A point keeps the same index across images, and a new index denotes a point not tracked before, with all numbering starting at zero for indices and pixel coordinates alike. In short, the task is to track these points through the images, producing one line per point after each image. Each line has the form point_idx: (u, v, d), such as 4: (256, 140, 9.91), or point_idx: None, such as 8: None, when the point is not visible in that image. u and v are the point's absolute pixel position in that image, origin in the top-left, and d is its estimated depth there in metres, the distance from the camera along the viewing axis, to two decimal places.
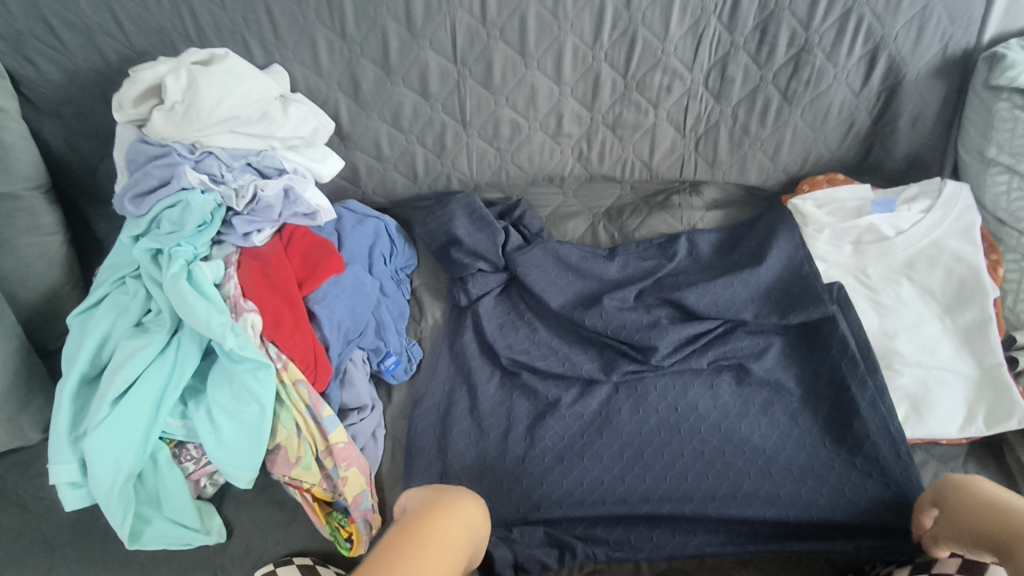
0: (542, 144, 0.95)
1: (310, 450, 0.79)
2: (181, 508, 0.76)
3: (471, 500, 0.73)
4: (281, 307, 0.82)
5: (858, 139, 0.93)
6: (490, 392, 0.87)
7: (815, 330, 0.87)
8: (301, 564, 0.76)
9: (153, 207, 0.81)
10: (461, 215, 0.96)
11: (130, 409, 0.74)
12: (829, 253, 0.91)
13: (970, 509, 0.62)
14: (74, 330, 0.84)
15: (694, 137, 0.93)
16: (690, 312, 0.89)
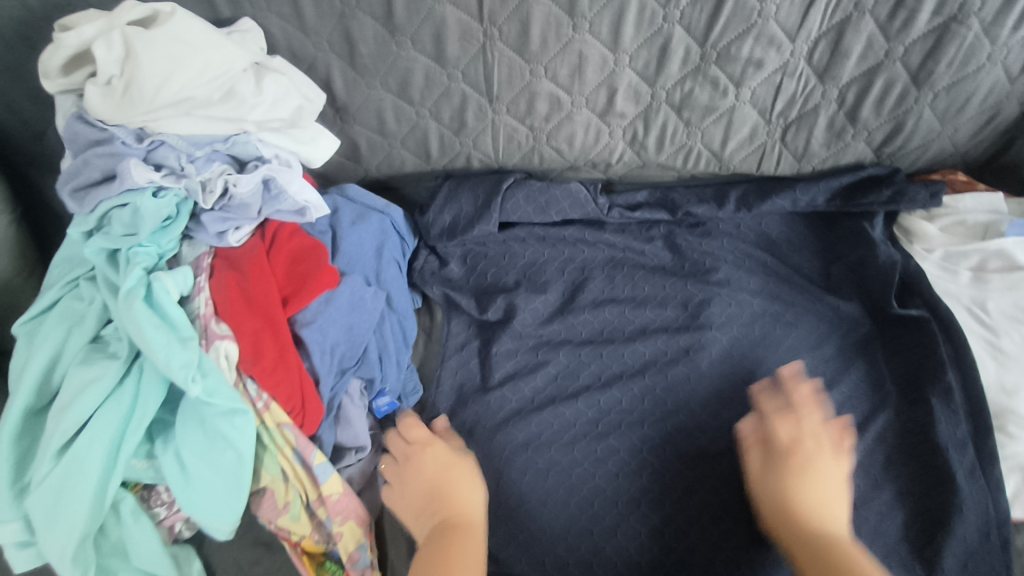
0: (587, 123, 0.76)
1: (299, 497, 0.69)
2: (153, 561, 0.66)
3: (466, 467, 0.63)
4: (261, 334, 0.67)
5: (995, 133, 0.72)
6: (518, 429, 0.72)
7: (915, 378, 0.71)
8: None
9: (100, 207, 0.65)
10: (472, 196, 0.81)
11: (79, 459, 0.62)
12: (939, 277, 0.74)
13: (782, 494, 0.58)
14: (20, 343, 0.72)
15: (782, 124, 0.73)
16: (734, 349, 0.75)
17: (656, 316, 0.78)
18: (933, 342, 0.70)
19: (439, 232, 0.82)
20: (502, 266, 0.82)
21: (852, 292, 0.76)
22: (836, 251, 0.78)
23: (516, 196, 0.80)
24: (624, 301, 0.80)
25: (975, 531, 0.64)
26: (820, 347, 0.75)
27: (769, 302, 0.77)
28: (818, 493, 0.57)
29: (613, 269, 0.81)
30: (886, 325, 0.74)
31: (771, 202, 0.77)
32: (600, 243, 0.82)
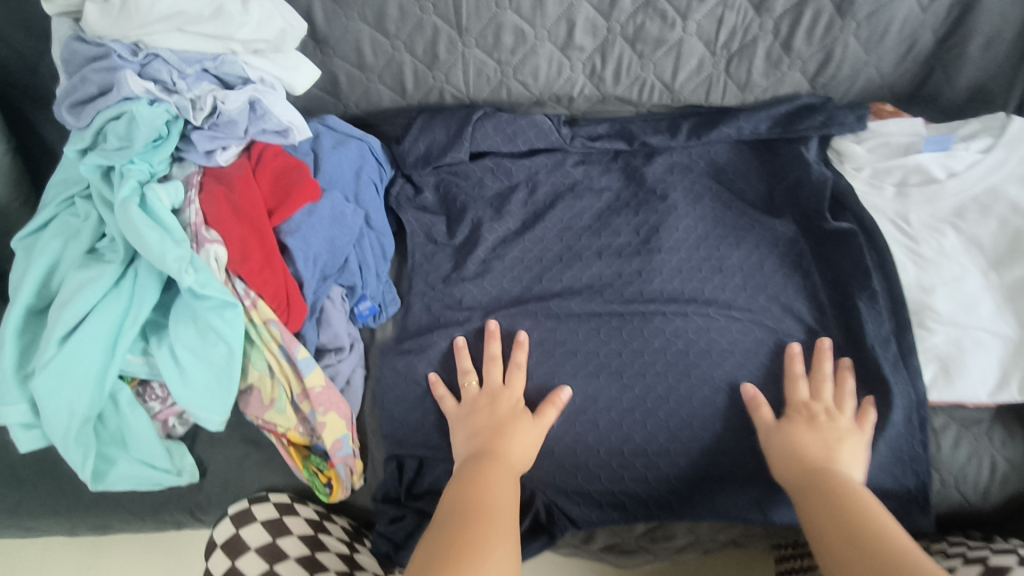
0: (550, 57, 0.83)
1: (284, 393, 0.75)
2: (149, 450, 0.73)
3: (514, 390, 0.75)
4: (249, 240, 0.73)
5: (916, 63, 0.80)
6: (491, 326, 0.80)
7: (846, 286, 0.78)
8: (249, 499, 0.78)
9: (95, 118, 0.70)
10: (444, 127, 0.87)
11: (79, 348, 0.68)
12: (867, 194, 0.81)
13: (790, 447, 0.68)
14: (19, 255, 0.77)
15: (726, 55, 0.81)
16: (683, 264, 0.82)
17: (614, 238, 0.85)
18: (858, 252, 0.78)
19: (414, 159, 0.88)
20: (472, 192, 0.88)
21: (791, 212, 0.83)
22: (776, 174, 0.84)
23: (485, 128, 0.87)
24: (583, 226, 0.86)
25: (899, 414, 0.73)
26: (758, 260, 0.81)
27: (713, 223, 0.84)
28: (832, 442, 0.67)
29: (574, 196, 0.88)
30: (818, 241, 0.81)
31: (718, 130, 0.85)
32: (560, 174, 0.89)
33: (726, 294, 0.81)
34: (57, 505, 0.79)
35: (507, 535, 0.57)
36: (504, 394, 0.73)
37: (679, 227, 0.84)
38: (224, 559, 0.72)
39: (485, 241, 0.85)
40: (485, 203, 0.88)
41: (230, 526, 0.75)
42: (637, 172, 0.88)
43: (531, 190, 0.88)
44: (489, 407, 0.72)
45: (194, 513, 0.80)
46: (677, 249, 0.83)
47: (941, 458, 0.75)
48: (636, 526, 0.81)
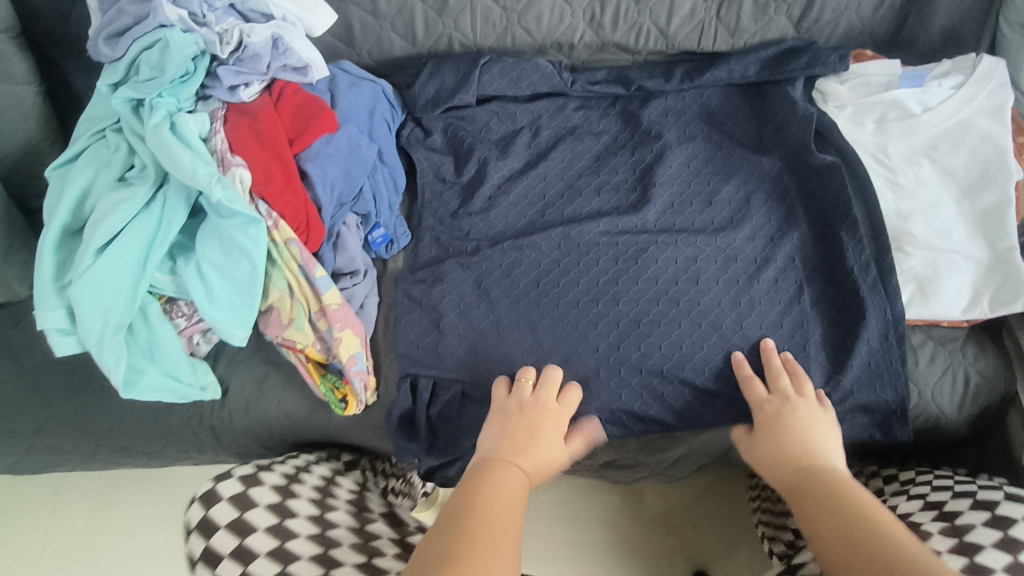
0: (552, 3, 0.89)
1: (303, 311, 0.78)
2: (177, 363, 0.77)
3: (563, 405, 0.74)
4: (272, 165, 0.78)
5: (892, 8, 0.87)
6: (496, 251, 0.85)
7: (828, 219, 0.83)
8: (248, 468, 0.78)
9: (131, 48, 0.75)
10: (452, 71, 0.92)
11: (115, 259, 0.72)
12: (849, 130, 0.86)
13: (774, 449, 0.69)
14: (54, 183, 0.81)
15: (716, 1, 0.87)
16: (677, 199, 0.87)
17: (612, 176, 0.90)
18: (839, 183, 0.83)
19: (424, 103, 0.93)
20: (478, 134, 0.93)
21: (778, 149, 0.88)
22: (764, 115, 0.89)
23: (491, 73, 0.92)
24: (582, 166, 0.91)
25: (874, 330, 0.78)
26: (746, 195, 0.86)
27: (699, 163, 0.89)
28: (802, 442, 0.68)
29: (575, 138, 0.92)
30: (805, 173, 0.86)
31: (710, 74, 0.90)
32: (560, 118, 0.94)
33: (716, 226, 0.85)
34: (85, 424, 0.83)
35: (513, 542, 0.55)
36: (544, 405, 0.73)
37: (673, 165, 0.89)
38: (233, 510, 0.71)
39: (491, 177, 0.89)
40: (491, 144, 0.92)
41: (238, 484, 0.74)
42: (633, 114, 0.93)
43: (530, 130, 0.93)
44: (524, 416, 0.71)
45: (215, 432, 0.84)
46: (672, 185, 0.88)
47: (922, 375, 0.80)
48: (632, 442, 0.85)
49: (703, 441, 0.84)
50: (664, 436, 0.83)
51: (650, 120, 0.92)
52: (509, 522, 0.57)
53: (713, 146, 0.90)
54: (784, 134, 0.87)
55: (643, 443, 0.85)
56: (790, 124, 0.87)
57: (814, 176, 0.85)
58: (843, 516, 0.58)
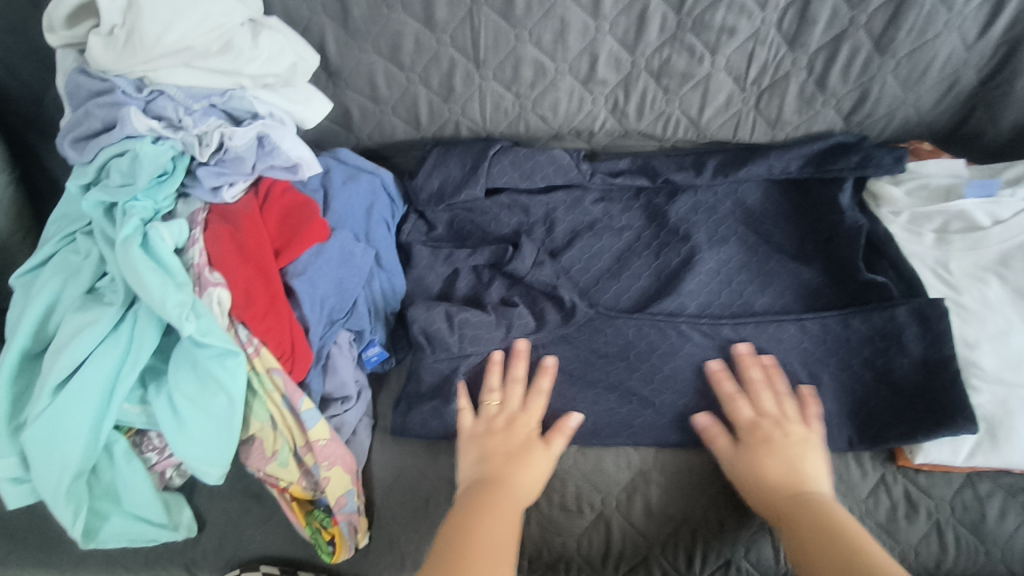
0: (571, 91, 0.79)
1: (287, 445, 0.71)
2: (143, 504, 0.69)
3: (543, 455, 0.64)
4: (254, 283, 0.69)
5: (956, 102, 0.77)
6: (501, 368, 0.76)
7: (886, 347, 0.72)
8: (264, 573, 0.72)
9: (99, 155, 0.68)
10: (457, 157, 0.84)
11: (73, 398, 0.64)
12: (906, 241, 0.76)
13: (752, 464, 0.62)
14: (18, 294, 0.73)
15: (755, 91, 0.77)
16: (708, 310, 0.77)
17: (636, 278, 0.81)
18: (893, 305, 0.72)
19: (427, 195, 0.84)
20: (486, 230, 0.84)
21: (823, 254, 0.78)
22: (809, 219, 0.80)
23: (502, 164, 0.82)
24: (602, 269, 0.82)
25: None
26: (782, 304, 0.77)
27: (729, 269, 0.79)
28: (795, 458, 0.61)
29: (594, 232, 0.83)
30: (862, 291, 0.75)
31: (747, 169, 0.80)
32: (578, 211, 0.84)
33: (752, 344, 0.74)
34: (49, 559, 0.75)
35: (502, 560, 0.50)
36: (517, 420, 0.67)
37: (703, 271, 0.79)
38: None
39: (497, 283, 0.80)
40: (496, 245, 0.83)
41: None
42: (659, 211, 0.83)
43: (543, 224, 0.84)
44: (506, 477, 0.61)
45: (188, 570, 0.75)
46: (703, 293, 0.78)
47: (993, 532, 0.68)
48: None
49: None
50: None
51: (680, 216, 0.82)
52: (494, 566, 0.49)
53: (748, 251, 0.80)
54: (835, 249, 0.78)
55: None
56: (838, 240, 0.77)
57: (869, 293, 0.75)
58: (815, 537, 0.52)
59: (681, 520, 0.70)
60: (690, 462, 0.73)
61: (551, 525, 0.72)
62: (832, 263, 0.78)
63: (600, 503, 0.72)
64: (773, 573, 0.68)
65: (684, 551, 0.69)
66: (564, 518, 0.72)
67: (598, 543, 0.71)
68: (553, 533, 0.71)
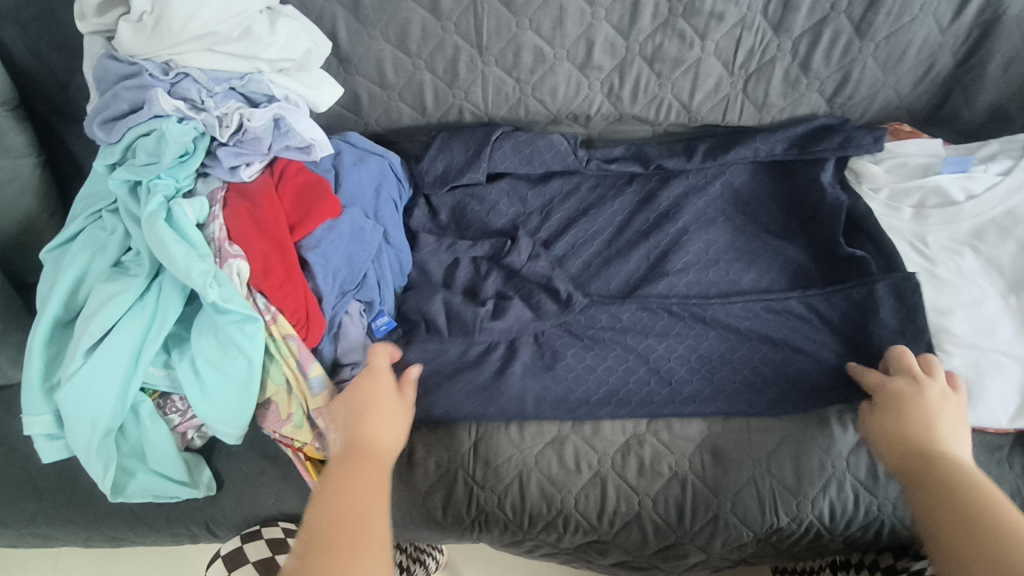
0: (569, 75, 0.84)
1: (301, 408, 0.75)
2: (166, 463, 0.73)
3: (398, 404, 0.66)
4: (271, 255, 0.74)
5: (933, 85, 0.81)
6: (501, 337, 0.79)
7: (859, 319, 0.76)
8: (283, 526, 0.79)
9: (126, 135, 0.72)
10: (457, 140, 0.88)
11: (104, 361, 0.69)
12: (884, 215, 0.81)
13: (898, 419, 0.61)
14: (48, 267, 0.77)
15: (744, 75, 0.82)
16: (698, 293, 0.82)
17: (630, 262, 0.85)
18: (872, 280, 0.77)
19: (430, 178, 0.88)
20: (487, 213, 0.88)
21: (807, 228, 0.83)
22: (794, 200, 0.85)
23: (506, 147, 0.88)
24: (597, 253, 0.86)
25: None
26: (767, 284, 0.82)
27: (718, 250, 0.84)
28: (928, 419, 0.59)
29: (590, 216, 0.88)
30: (838, 266, 0.80)
31: (735, 152, 0.85)
32: (575, 197, 0.89)
33: (738, 321, 0.80)
34: (76, 516, 0.79)
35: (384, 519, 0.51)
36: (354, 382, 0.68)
37: (693, 254, 0.84)
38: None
39: (493, 274, 0.84)
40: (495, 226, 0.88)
41: (266, 548, 0.76)
42: (652, 195, 0.88)
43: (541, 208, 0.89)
44: (369, 419, 0.63)
45: (208, 526, 0.80)
46: (693, 275, 0.83)
47: None
48: (649, 546, 0.75)
49: (723, 548, 0.74)
50: (679, 541, 0.74)
51: (671, 201, 0.87)
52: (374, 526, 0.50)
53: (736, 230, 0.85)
54: (819, 228, 0.82)
55: (659, 546, 0.75)
56: (821, 218, 0.82)
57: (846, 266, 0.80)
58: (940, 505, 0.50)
59: (674, 477, 0.75)
60: (682, 423, 0.77)
61: (549, 482, 0.76)
62: (814, 243, 0.82)
63: (597, 462, 0.77)
64: (759, 526, 0.73)
65: (675, 505, 0.74)
66: (562, 475, 0.76)
67: (595, 500, 0.75)
68: (552, 490, 0.76)
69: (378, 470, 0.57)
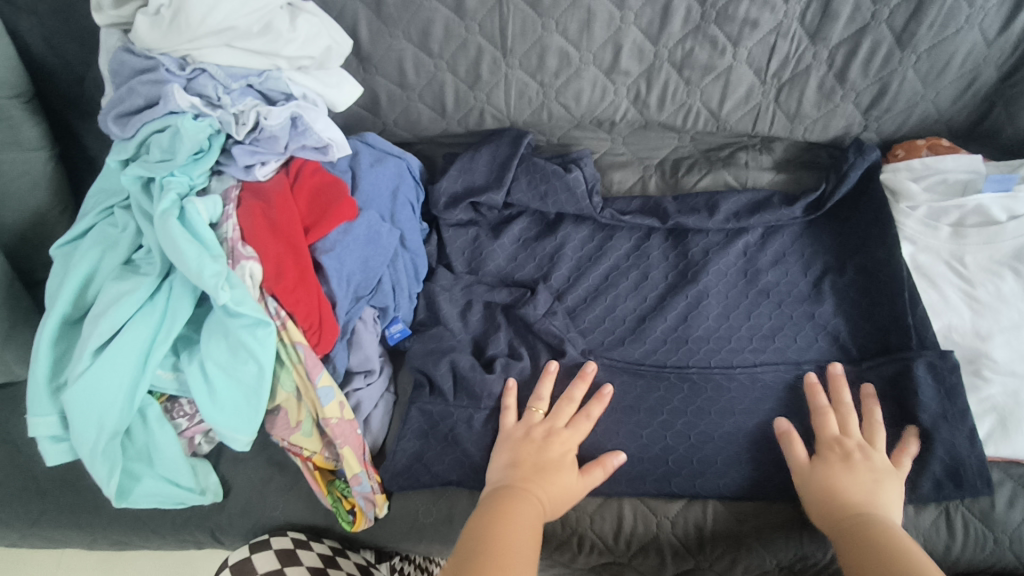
0: (594, 81, 0.81)
1: (310, 416, 0.73)
2: (173, 467, 0.72)
3: (574, 439, 0.68)
4: (285, 258, 0.71)
5: (974, 99, 0.78)
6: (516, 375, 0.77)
7: (886, 340, 0.75)
8: (293, 537, 0.74)
9: (141, 130, 0.70)
10: (472, 160, 0.86)
11: (113, 362, 0.67)
12: (920, 233, 0.78)
13: (829, 487, 0.62)
14: (57, 263, 0.75)
15: (776, 85, 0.79)
16: (724, 366, 0.77)
17: (652, 323, 0.80)
18: (909, 357, 0.72)
19: (445, 200, 0.85)
20: (502, 255, 0.86)
21: (836, 252, 0.82)
22: (821, 245, 0.83)
23: (532, 168, 0.86)
24: (615, 318, 0.82)
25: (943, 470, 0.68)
26: (797, 363, 0.76)
27: (740, 318, 0.80)
28: (873, 486, 0.61)
29: (610, 274, 0.85)
30: (870, 301, 0.78)
31: (759, 216, 0.83)
32: (594, 254, 0.86)
33: (765, 399, 0.75)
34: (77, 521, 0.77)
35: (523, 556, 0.52)
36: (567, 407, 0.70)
37: (715, 325, 0.80)
38: None
39: (505, 328, 0.81)
40: (513, 242, 0.87)
41: (276, 560, 0.71)
42: (673, 260, 0.84)
43: (560, 247, 0.86)
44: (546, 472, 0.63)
45: (213, 535, 0.78)
46: (712, 346, 0.79)
47: (1003, 522, 0.68)
48: (665, 572, 0.73)
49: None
50: (698, 567, 0.72)
51: (689, 265, 0.83)
52: (513, 560, 0.51)
53: (760, 297, 0.81)
54: (851, 255, 0.81)
55: (678, 573, 0.72)
56: (853, 246, 0.81)
57: (875, 293, 0.78)
58: (878, 559, 0.52)
59: (692, 501, 0.72)
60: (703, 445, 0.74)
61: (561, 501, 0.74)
62: (842, 312, 0.79)
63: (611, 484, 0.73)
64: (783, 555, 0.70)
65: (694, 531, 0.71)
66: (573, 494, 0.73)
67: (610, 521, 0.72)
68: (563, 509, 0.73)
69: (516, 511, 0.57)
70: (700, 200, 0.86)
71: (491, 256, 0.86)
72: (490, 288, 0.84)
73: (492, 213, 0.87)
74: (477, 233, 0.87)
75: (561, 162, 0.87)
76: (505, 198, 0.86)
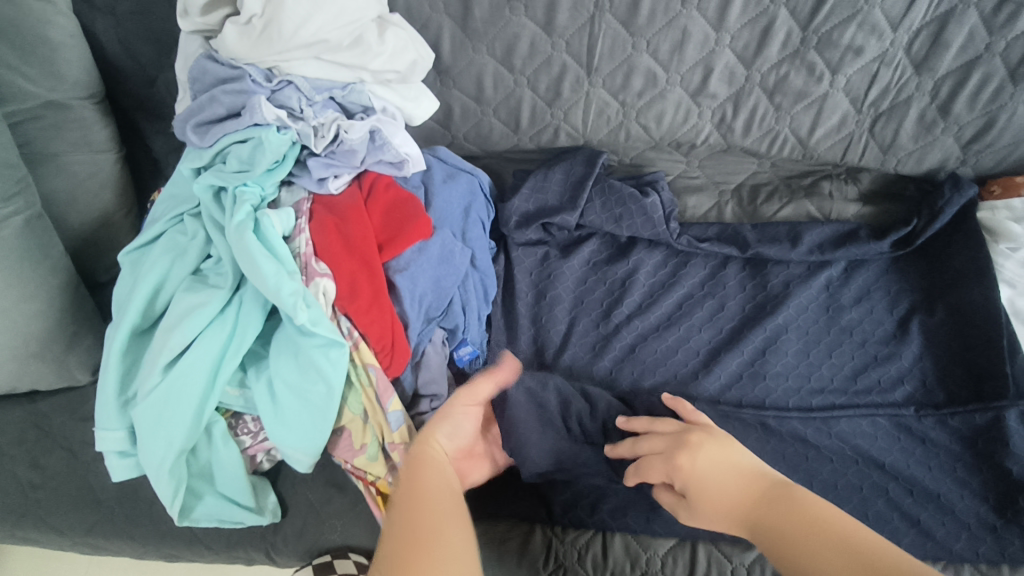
0: (678, 102, 0.78)
1: (375, 439, 0.71)
2: (235, 487, 0.70)
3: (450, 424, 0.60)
4: (359, 277, 0.69)
5: None
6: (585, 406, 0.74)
7: (979, 387, 0.72)
8: (356, 561, 0.73)
9: (220, 140, 0.69)
10: (546, 177, 0.84)
11: (182, 379, 0.65)
12: (1018, 276, 0.75)
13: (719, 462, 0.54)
14: (126, 270, 0.74)
15: (873, 114, 0.75)
16: (803, 406, 0.74)
17: (729, 357, 0.77)
18: (1003, 407, 0.69)
19: (517, 220, 0.83)
20: (571, 277, 0.83)
21: (925, 291, 0.78)
22: (908, 282, 0.79)
23: (606, 190, 0.83)
24: (689, 350, 0.79)
25: None
26: (885, 408, 0.72)
27: (822, 355, 0.76)
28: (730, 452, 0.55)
29: (684, 304, 0.81)
30: (962, 345, 0.74)
31: (844, 250, 0.79)
32: (667, 281, 0.83)
33: (848, 442, 0.71)
34: (131, 534, 0.76)
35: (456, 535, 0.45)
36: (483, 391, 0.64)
37: (794, 361, 0.76)
38: None
39: (571, 354, 0.79)
40: (582, 264, 0.84)
41: None
42: (751, 292, 0.81)
43: (631, 272, 0.83)
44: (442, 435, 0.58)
45: (268, 555, 0.76)
46: (793, 383, 0.75)
47: None
48: None
49: None
50: None
51: (768, 299, 0.80)
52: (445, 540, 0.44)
53: (842, 336, 0.77)
54: (940, 295, 0.77)
55: None
56: (943, 285, 0.77)
57: (966, 336, 0.74)
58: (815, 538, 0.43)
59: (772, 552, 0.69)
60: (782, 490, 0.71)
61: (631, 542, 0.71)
62: (929, 356, 0.75)
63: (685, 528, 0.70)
64: None
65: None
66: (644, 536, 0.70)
67: (683, 565, 0.69)
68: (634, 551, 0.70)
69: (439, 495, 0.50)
70: (779, 230, 0.83)
71: (561, 279, 0.83)
72: (558, 312, 0.81)
73: (563, 233, 0.85)
74: (546, 254, 0.85)
75: (636, 185, 0.84)
76: (577, 220, 0.83)
